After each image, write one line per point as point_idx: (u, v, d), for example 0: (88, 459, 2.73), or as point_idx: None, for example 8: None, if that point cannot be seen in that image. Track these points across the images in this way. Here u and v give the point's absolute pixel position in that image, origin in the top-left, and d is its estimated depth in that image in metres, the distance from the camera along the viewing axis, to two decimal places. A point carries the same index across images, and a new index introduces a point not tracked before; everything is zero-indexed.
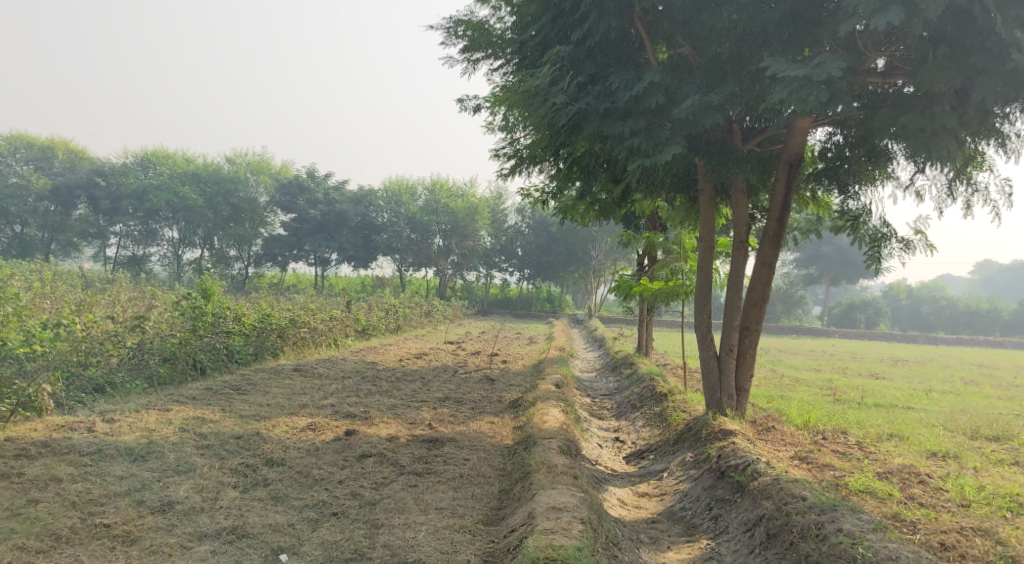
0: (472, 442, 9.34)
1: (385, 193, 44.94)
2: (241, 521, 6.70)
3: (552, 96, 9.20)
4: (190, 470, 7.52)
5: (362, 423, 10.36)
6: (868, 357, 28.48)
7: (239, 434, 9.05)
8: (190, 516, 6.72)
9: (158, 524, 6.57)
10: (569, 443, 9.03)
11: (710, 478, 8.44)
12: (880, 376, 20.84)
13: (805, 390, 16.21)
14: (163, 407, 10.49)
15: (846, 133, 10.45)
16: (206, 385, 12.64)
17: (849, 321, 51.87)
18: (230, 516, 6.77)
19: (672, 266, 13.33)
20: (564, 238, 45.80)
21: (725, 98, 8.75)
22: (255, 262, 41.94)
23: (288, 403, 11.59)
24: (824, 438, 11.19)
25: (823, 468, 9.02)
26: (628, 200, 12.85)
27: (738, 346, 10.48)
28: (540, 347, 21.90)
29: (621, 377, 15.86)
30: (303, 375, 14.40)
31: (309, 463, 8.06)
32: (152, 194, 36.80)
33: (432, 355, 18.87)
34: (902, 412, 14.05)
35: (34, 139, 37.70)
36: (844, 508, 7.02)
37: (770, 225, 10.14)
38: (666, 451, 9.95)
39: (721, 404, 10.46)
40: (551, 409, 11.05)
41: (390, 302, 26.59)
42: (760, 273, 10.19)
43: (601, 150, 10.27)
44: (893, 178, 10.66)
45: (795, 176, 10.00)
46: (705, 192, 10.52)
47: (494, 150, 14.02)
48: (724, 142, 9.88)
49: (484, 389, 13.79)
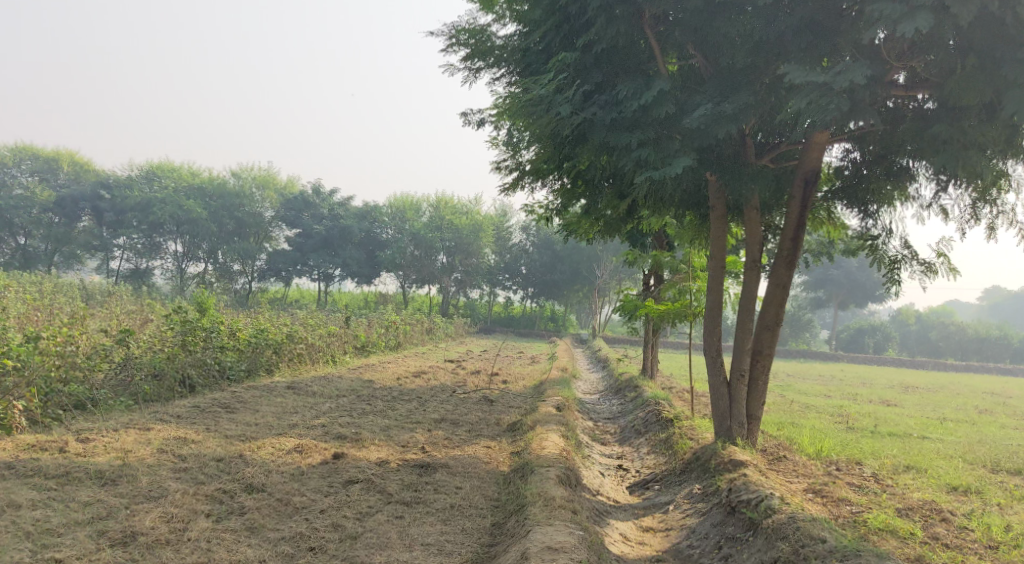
0: (466, 468, 8.84)
1: (390, 209, 44.61)
2: (208, 557, 6.19)
3: (557, 106, 8.74)
4: (160, 497, 7.04)
5: (352, 446, 9.86)
6: (877, 382, 27.93)
7: (220, 457, 8.56)
8: (153, 550, 6.23)
9: (117, 559, 6.08)
10: (569, 472, 8.53)
11: (719, 513, 7.92)
12: (891, 403, 20.30)
13: (815, 416, 15.68)
14: (145, 425, 10.02)
15: (864, 151, 10.04)
16: (194, 402, 12.16)
17: (857, 345, 51.28)
18: (196, 550, 6.26)
19: (680, 286, 12.87)
20: (569, 257, 45.29)
21: (739, 108, 8.32)
22: (259, 277, 41.64)
23: (277, 422, 11.12)
24: (838, 468, 10.67)
25: (839, 503, 8.48)
26: (635, 217, 12.42)
27: (749, 371, 9.99)
28: (542, 366, 21.42)
29: (626, 400, 15.35)
30: (296, 393, 13.92)
31: (292, 490, 7.56)
32: (157, 207, 36.53)
33: (431, 373, 18.41)
34: (917, 441, 13.51)
35: (39, 151, 37.55)
36: (869, 554, 6.49)
37: (784, 244, 9.68)
38: (672, 481, 9.43)
39: (731, 432, 9.94)
40: (551, 433, 10.54)
41: (391, 318, 26.13)
42: (773, 295, 9.73)
43: (608, 164, 9.81)
44: (913, 198, 10.20)
45: (810, 193, 9.56)
46: (716, 209, 10.07)
47: (495, 165, 13.67)
48: (736, 156, 9.43)
49: (482, 410, 13.30)
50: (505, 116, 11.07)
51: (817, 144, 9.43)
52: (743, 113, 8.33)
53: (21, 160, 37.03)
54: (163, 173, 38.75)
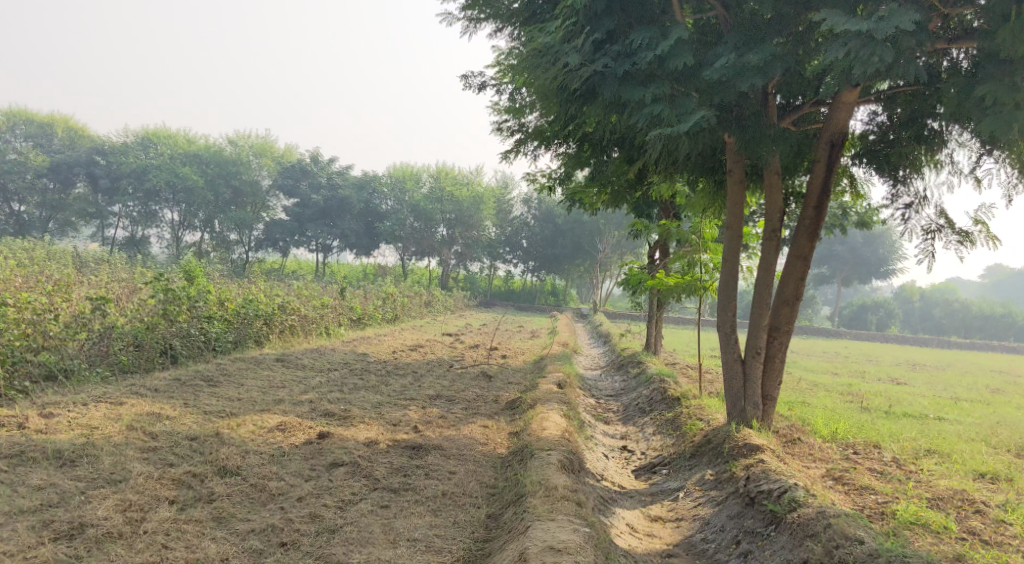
0: (461, 450, 8.19)
1: (390, 178, 43.79)
2: (160, 556, 5.55)
3: (564, 56, 7.99)
4: (122, 480, 6.41)
5: (339, 425, 9.20)
6: (884, 360, 27.24)
7: (193, 435, 7.89)
8: (101, 546, 5.60)
9: (59, 555, 5.46)
10: (571, 456, 7.88)
11: (736, 504, 7.26)
12: (901, 381, 19.64)
13: (826, 395, 15.03)
14: (118, 400, 9.36)
15: (893, 113, 9.34)
16: (176, 374, 11.52)
17: (859, 322, 50.54)
18: (150, 545, 5.63)
19: (689, 257, 12.17)
20: (569, 231, 44.03)
21: (765, 60, 7.60)
22: (256, 247, 40.94)
23: (261, 397, 10.47)
24: (856, 452, 10.05)
25: (863, 493, 7.86)
26: (643, 184, 11.67)
27: (766, 349, 9.29)
28: (542, 341, 20.79)
29: (629, 376, 14.74)
30: (286, 366, 13.28)
31: (270, 474, 6.94)
32: (153, 174, 35.65)
33: (428, 347, 17.79)
34: (937, 423, 12.85)
35: (33, 115, 36.66)
36: (914, 558, 5.84)
37: (807, 213, 8.96)
38: (681, 465, 8.79)
39: (745, 414, 9.26)
40: (552, 412, 9.88)
41: (388, 290, 25.46)
42: (793, 267, 9.02)
43: (619, 124, 9.07)
44: (945, 165, 9.45)
45: (836, 157, 8.83)
46: (733, 173, 9.33)
47: (496, 126, 13.01)
48: (758, 115, 8.66)
49: (480, 387, 12.64)
50: (507, 73, 10.30)
51: (845, 104, 8.70)
52: (769, 65, 7.58)
53: (14, 124, 36.17)
54: (159, 140, 37.91)
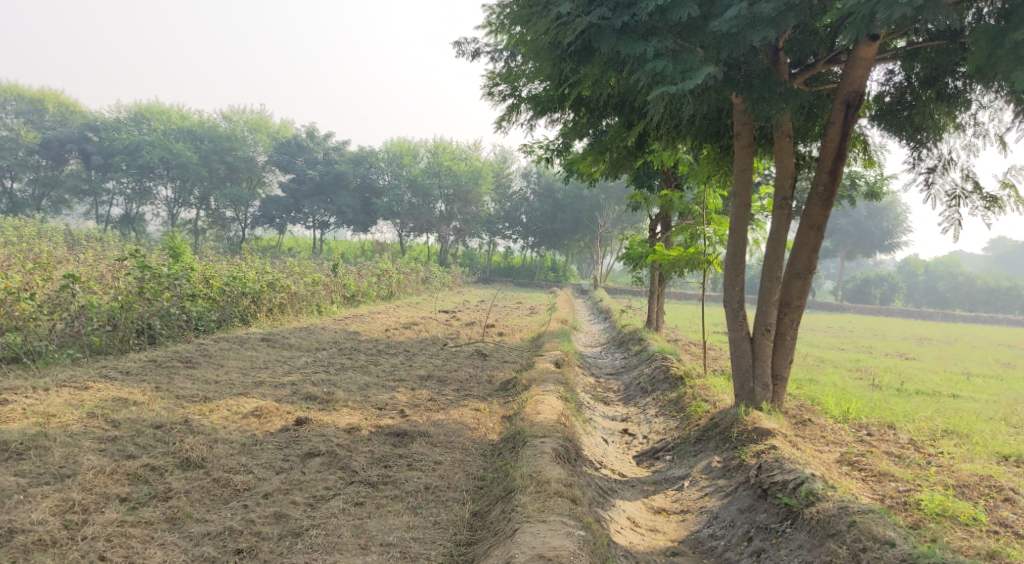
0: (449, 437, 7.61)
1: (387, 153, 42.52)
2: None
3: (557, 5, 7.29)
4: (71, 476, 5.99)
5: (320, 410, 8.60)
6: (890, 334, 26.60)
7: (159, 423, 7.29)
8: (32, 555, 5.24)
9: None
10: (567, 444, 7.30)
11: (747, 497, 6.68)
12: (910, 356, 19.03)
13: (834, 372, 14.42)
14: (83, 385, 8.76)
15: (913, 72, 8.67)
16: (153, 355, 10.93)
17: (863, 296, 49.88)
18: (86, 553, 5.28)
19: (693, 229, 11.49)
20: (570, 205, 43.30)
21: (779, 8, 6.89)
22: (252, 224, 40.22)
23: (240, 380, 9.86)
24: (870, 433, 9.47)
25: (883, 481, 7.30)
26: (644, 153, 10.97)
27: (776, 326, 8.68)
28: (541, 318, 20.17)
29: (630, 353, 14.16)
30: (272, 346, 12.68)
31: (239, 465, 6.42)
32: (146, 150, 34.80)
33: (423, 325, 17.17)
34: (952, 401, 12.26)
35: (23, 90, 35.79)
36: None
37: (820, 179, 8.28)
38: (686, 451, 8.22)
39: (754, 395, 8.66)
40: (548, 395, 9.28)
41: (383, 266, 24.74)
42: (806, 238, 8.36)
43: (617, 85, 8.39)
44: (969, 126, 8.77)
45: (853, 119, 8.14)
46: (741, 137, 8.63)
47: (487, 90, 12.19)
48: (769, 73, 7.95)
49: (474, 366, 12.06)
50: (498, 30, 9.56)
51: (863, 60, 8.02)
52: (783, 15, 6.89)
53: (5, 101, 35.35)
54: (152, 116, 37.05)
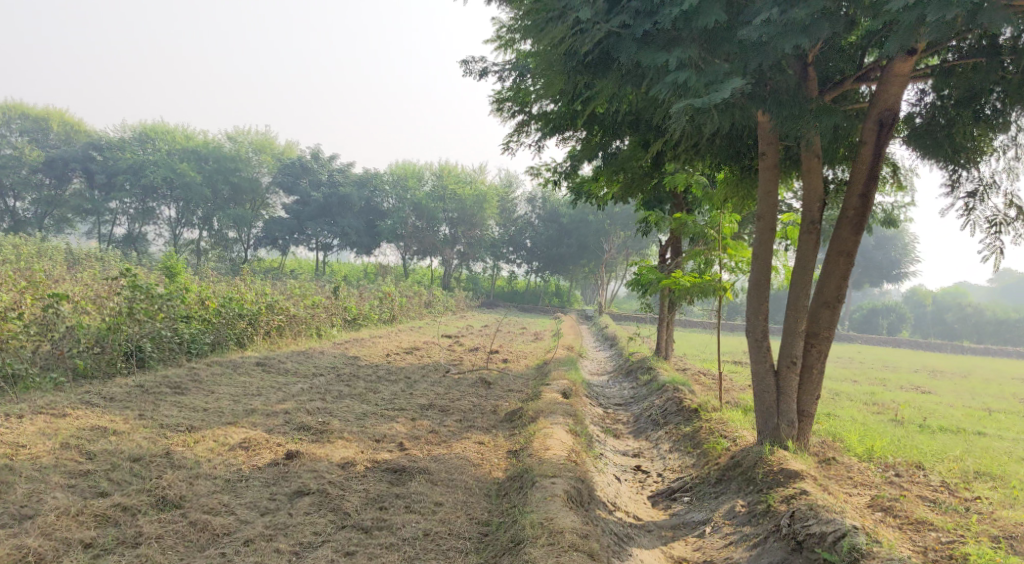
0: (451, 473, 7.07)
1: (391, 176, 42.26)
2: None
3: (574, 10, 6.85)
4: (32, 518, 5.61)
5: (313, 441, 8.04)
6: (903, 366, 25.93)
7: (138, 455, 6.75)
8: None
9: None
10: (579, 486, 6.75)
11: (779, 549, 6.19)
12: (926, 390, 18.35)
13: (853, 406, 13.76)
14: (62, 412, 8.20)
15: (948, 92, 8.17)
16: (140, 380, 10.36)
17: (870, 326, 49.17)
18: None
19: (707, 256, 10.93)
20: (576, 230, 42.81)
21: (813, 16, 6.43)
22: (255, 245, 39.75)
23: (230, 408, 9.30)
24: (899, 474, 8.87)
25: (922, 530, 6.76)
26: (659, 174, 10.51)
27: (802, 359, 8.13)
28: (546, 343, 19.60)
29: (638, 384, 13.56)
30: (267, 371, 12.12)
31: (219, 506, 5.95)
32: (150, 170, 34.45)
33: (425, 350, 16.60)
34: (978, 439, 11.63)
35: (28, 109, 35.55)
36: None
37: (851, 203, 7.76)
38: (704, 493, 7.66)
39: (778, 433, 8.10)
40: (557, 429, 8.70)
41: (385, 289, 24.23)
42: (835, 265, 7.83)
43: (636, 100, 7.91)
44: (1008, 148, 8.24)
45: (885, 140, 7.66)
46: (766, 156, 8.12)
47: (495, 106, 11.76)
48: (797, 89, 7.48)
49: (478, 396, 11.47)
50: (509, 45, 9.17)
51: (897, 76, 7.55)
52: (817, 23, 6.44)
53: (9, 119, 35.12)
54: (156, 135, 36.80)
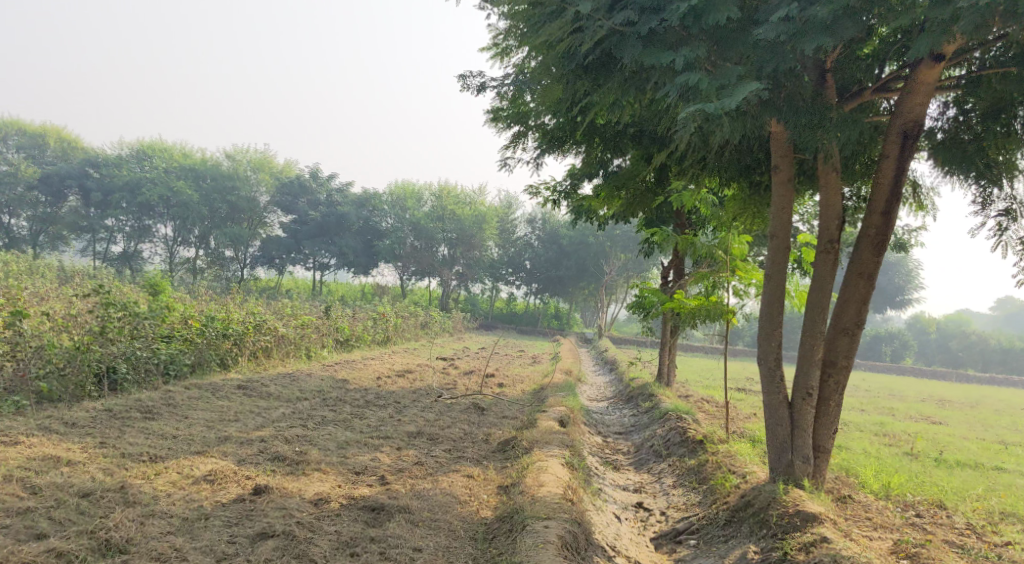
0: (435, 513, 6.43)
1: (390, 196, 41.78)
2: None
3: (574, 6, 6.31)
4: None
5: (286, 474, 7.39)
6: (910, 395, 25.23)
7: (88, 490, 6.12)
8: None
9: None
10: (575, 530, 6.13)
11: None
12: (937, 421, 17.64)
13: (864, 437, 13.08)
14: (16, 439, 7.55)
15: (975, 103, 7.59)
16: (109, 404, 9.68)
17: (872, 353, 48.47)
18: None
19: (713, 277, 10.33)
20: (575, 251, 42.27)
21: (835, 13, 5.89)
22: (252, 264, 39.11)
23: (202, 435, 8.64)
24: (921, 515, 8.21)
25: None
26: (664, 191, 9.96)
27: (818, 390, 7.52)
28: (544, 368, 18.93)
29: (639, 411, 12.88)
30: (248, 395, 11.45)
31: (169, 551, 5.42)
32: (146, 187, 33.87)
33: (417, 373, 15.94)
34: (999, 475, 10.95)
35: (25, 125, 35.11)
36: None
37: (872, 222, 7.16)
38: (712, 535, 7.04)
39: (793, 470, 7.47)
40: (552, 462, 8.05)
41: (380, 309, 23.57)
42: (855, 288, 7.23)
43: (640, 108, 7.35)
44: None
45: (909, 154, 7.07)
46: (780, 170, 7.53)
47: (491, 118, 11.35)
48: (815, 96, 6.92)
49: (470, 423, 10.81)
50: (503, 52, 8.67)
51: (922, 85, 6.98)
52: (839, 22, 5.90)
53: (7, 135, 34.71)
54: (154, 153, 36.31)
